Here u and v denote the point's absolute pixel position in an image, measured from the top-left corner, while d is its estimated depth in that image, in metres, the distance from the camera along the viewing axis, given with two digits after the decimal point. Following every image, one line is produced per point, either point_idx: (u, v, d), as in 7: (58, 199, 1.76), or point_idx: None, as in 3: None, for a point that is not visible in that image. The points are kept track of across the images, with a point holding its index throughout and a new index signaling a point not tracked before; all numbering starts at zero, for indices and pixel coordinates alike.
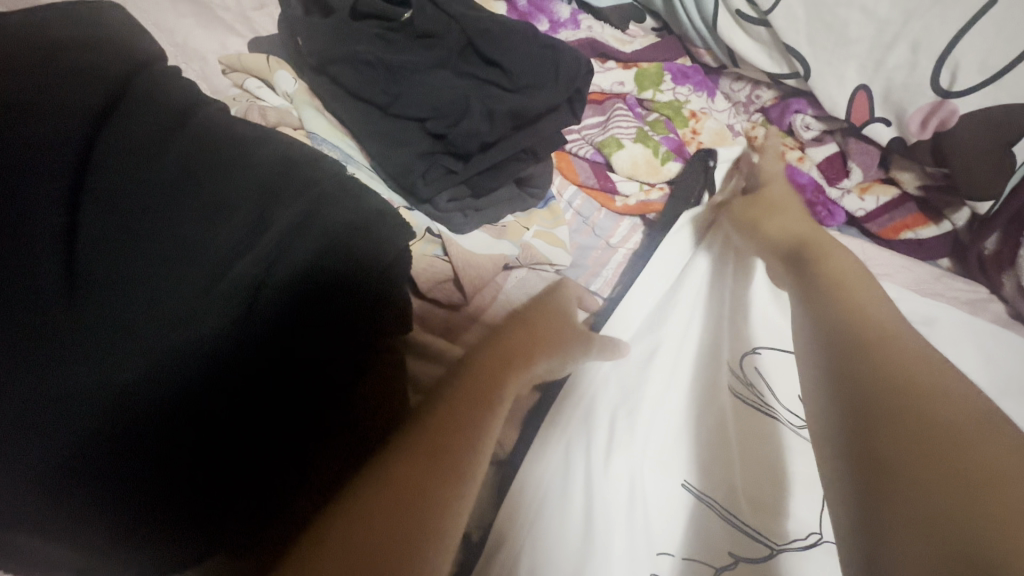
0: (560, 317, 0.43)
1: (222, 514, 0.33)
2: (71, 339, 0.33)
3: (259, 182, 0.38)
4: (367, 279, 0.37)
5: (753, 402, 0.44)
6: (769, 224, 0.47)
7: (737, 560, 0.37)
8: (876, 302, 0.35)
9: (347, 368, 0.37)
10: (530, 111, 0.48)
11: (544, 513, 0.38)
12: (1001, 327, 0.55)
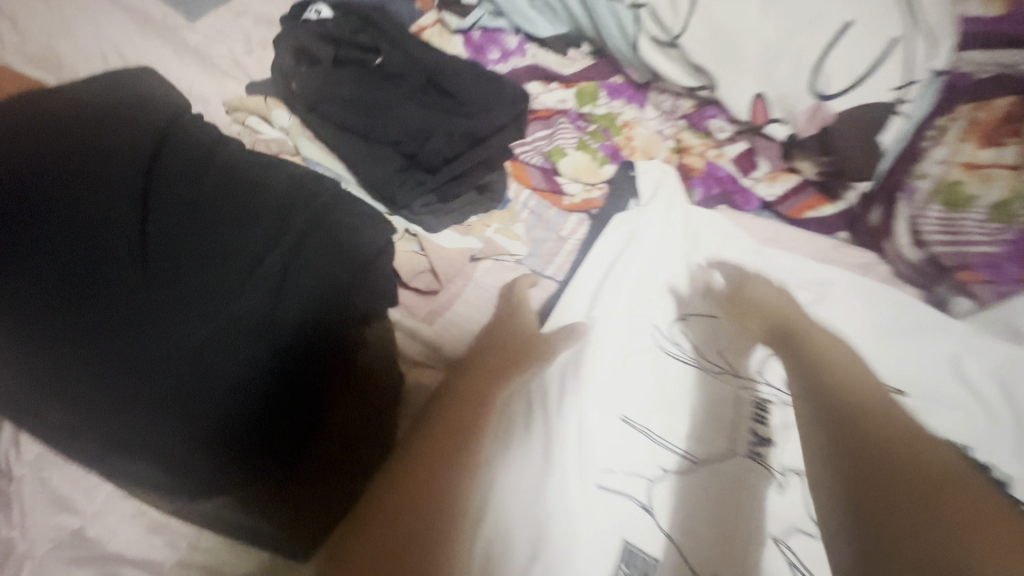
0: (521, 331, 0.54)
1: (258, 437, 0.41)
2: (142, 308, 0.43)
3: (275, 195, 0.50)
4: (362, 260, 0.48)
5: (679, 354, 0.56)
6: (760, 316, 0.58)
7: (669, 472, 0.48)
8: (834, 350, 0.53)
9: (350, 329, 0.47)
10: (479, 131, 0.60)
11: (511, 442, 0.47)
12: (885, 284, 0.66)
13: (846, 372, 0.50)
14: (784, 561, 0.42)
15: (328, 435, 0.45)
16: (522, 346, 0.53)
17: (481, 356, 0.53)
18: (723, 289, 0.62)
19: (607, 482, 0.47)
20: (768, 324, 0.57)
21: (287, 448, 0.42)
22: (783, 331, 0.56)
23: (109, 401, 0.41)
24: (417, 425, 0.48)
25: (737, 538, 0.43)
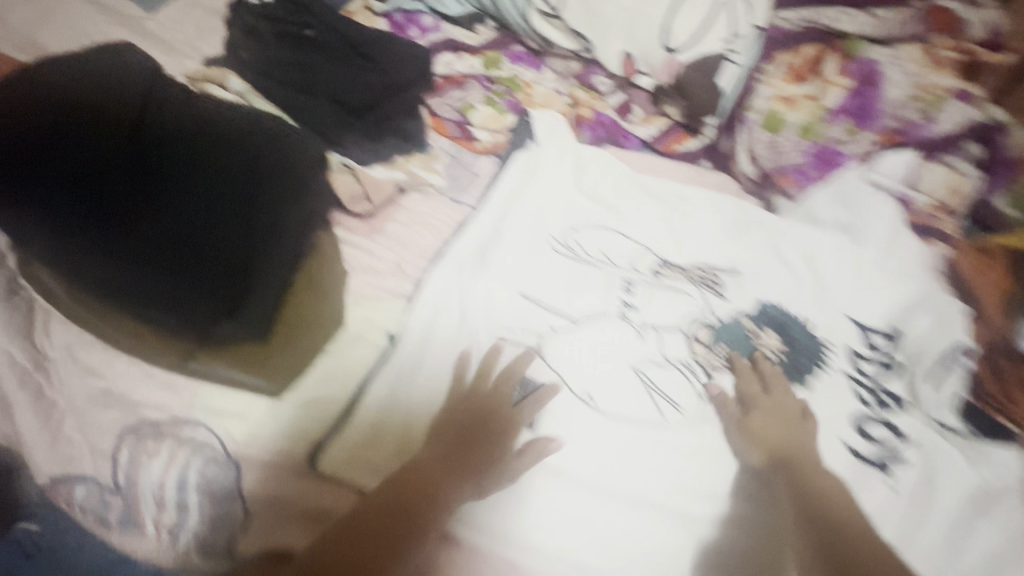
0: (498, 409, 0.58)
1: (232, 291, 0.55)
2: (133, 200, 0.56)
3: (238, 125, 0.64)
4: (309, 173, 0.64)
5: (566, 251, 0.73)
6: (763, 440, 0.60)
7: (556, 330, 0.65)
8: (820, 475, 0.58)
9: (301, 222, 0.61)
10: (396, 85, 0.79)
11: (435, 314, 0.63)
12: (738, 197, 0.83)
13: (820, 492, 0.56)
14: (639, 379, 0.64)
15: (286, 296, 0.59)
16: (485, 399, 0.58)
17: (454, 434, 0.56)
18: (733, 403, 0.63)
19: (512, 339, 0.63)
20: (774, 440, 0.60)
21: (254, 301, 0.56)
22: (783, 452, 0.59)
23: (112, 264, 0.54)
24: (360, 301, 0.63)
25: (610, 374, 0.63)
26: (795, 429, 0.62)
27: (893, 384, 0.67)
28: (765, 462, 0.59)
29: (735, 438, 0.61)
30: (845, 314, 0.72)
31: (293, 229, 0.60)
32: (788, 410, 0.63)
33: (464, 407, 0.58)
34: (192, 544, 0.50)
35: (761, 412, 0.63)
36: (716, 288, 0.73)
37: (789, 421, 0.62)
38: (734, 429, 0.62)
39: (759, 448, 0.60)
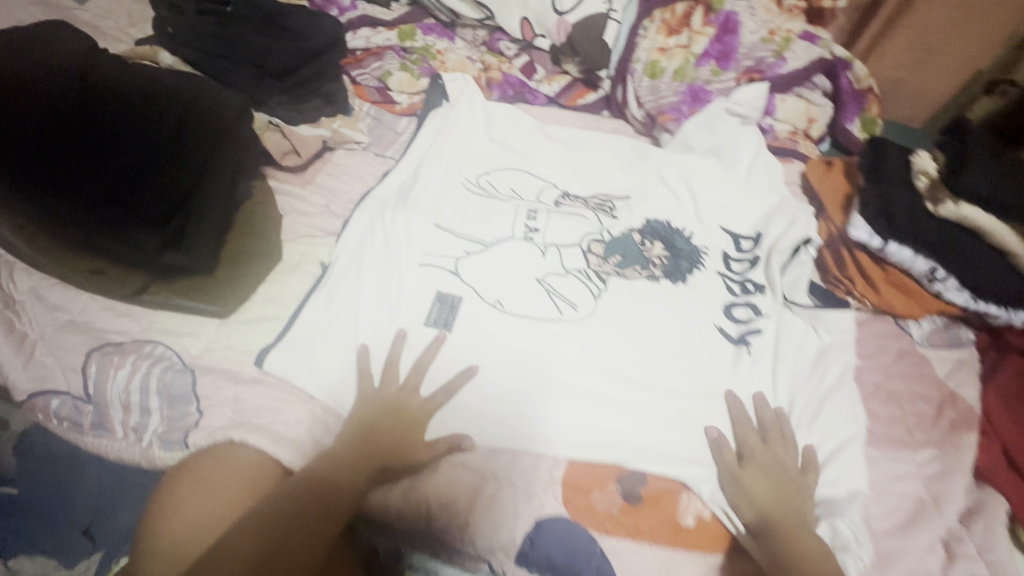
0: (412, 428, 0.61)
1: (176, 220, 0.63)
2: (78, 148, 0.63)
3: (169, 84, 0.71)
4: (237, 119, 0.71)
5: (478, 190, 0.84)
6: (760, 502, 0.59)
7: (470, 254, 0.75)
8: (807, 540, 0.56)
9: (234, 163, 0.69)
10: (311, 49, 0.85)
11: (361, 243, 0.73)
12: (632, 138, 0.96)
13: (805, 558, 0.54)
14: (542, 287, 0.74)
15: (225, 225, 0.66)
16: (399, 432, 0.60)
17: (364, 451, 0.58)
18: (730, 456, 0.63)
19: (432, 262, 0.73)
20: (769, 501, 0.59)
21: (196, 229, 0.64)
22: (777, 514, 0.58)
23: (66, 203, 0.61)
24: (297, 237, 0.73)
25: (517, 284, 0.74)
26: (791, 491, 0.61)
27: (756, 273, 0.81)
28: (756, 518, 0.58)
29: (735, 498, 0.60)
30: (719, 225, 0.85)
31: (226, 167, 0.68)
32: (785, 470, 0.62)
33: (382, 403, 0.61)
34: (154, 440, 0.58)
35: (760, 473, 0.61)
36: (610, 211, 0.86)
37: (786, 480, 0.61)
38: (736, 490, 0.60)
39: (755, 504, 0.59)
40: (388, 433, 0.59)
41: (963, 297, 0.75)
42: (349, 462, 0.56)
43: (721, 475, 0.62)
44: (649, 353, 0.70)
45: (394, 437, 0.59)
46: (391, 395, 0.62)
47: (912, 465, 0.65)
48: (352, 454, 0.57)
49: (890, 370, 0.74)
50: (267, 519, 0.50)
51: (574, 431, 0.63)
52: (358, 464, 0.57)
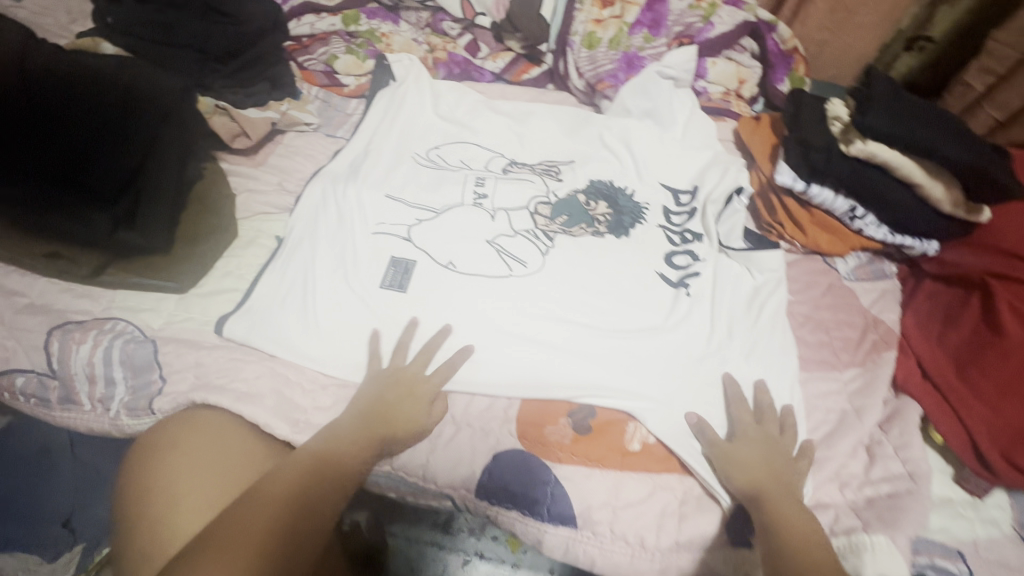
0: (411, 406, 0.61)
1: (124, 200, 0.64)
2: (17, 129, 0.62)
3: (108, 68, 0.71)
4: (180, 104, 0.73)
5: (427, 163, 0.88)
6: (747, 472, 0.59)
7: (422, 221, 0.79)
8: (791, 508, 0.57)
9: (179, 143, 0.71)
10: (250, 31, 0.85)
11: (315, 215, 0.76)
12: (575, 108, 1.00)
13: (790, 525, 0.55)
14: (492, 248, 0.78)
15: (175, 204, 0.69)
16: (401, 416, 0.60)
17: (368, 425, 0.58)
18: (712, 435, 0.63)
19: (385, 231, 0.76)
20: (757, 472, 0.59)
21: (144, 207, 0.65)
22: (763, 484, 0.58)
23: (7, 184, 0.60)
24: (252, 214, 0.76)
25: (468, 246, 0.78)
26: (782, 467, 0.61)
27: (694, 223, 0.86)
28: (744, 486, 0.59)
29: (724, 468, 0.61)
30: (658, 182, 0.90)
31: (172, 148, 0.70)
32: (774, 444, 0.63)
33: (385, 382, 0.63)
34: (122, 409, 0.61)
35: (748, 444, 0.62)
36: (556, 175, 0.90)
37: (775, 456, 0.62)
38: (726, 459, 0.61)
39: (743, 473, 0.59)
40: (389, 410, 0.60)
41: (882, 231, 0.81)
42: (353, 448, 0.56)
43: (709, 447, 0.63)
44: (601, 304, 0.74)
45: (397, 413, 0.60)
46: (394, 377, 0.63)
47: (837, 382, 0.72)
48: (357, 438, 0.57)
49: (818, 302, 0.80)
50: (268, 508, 0.49)
51: (549, 375, 0.67)
52: (362, 448, 0.57)
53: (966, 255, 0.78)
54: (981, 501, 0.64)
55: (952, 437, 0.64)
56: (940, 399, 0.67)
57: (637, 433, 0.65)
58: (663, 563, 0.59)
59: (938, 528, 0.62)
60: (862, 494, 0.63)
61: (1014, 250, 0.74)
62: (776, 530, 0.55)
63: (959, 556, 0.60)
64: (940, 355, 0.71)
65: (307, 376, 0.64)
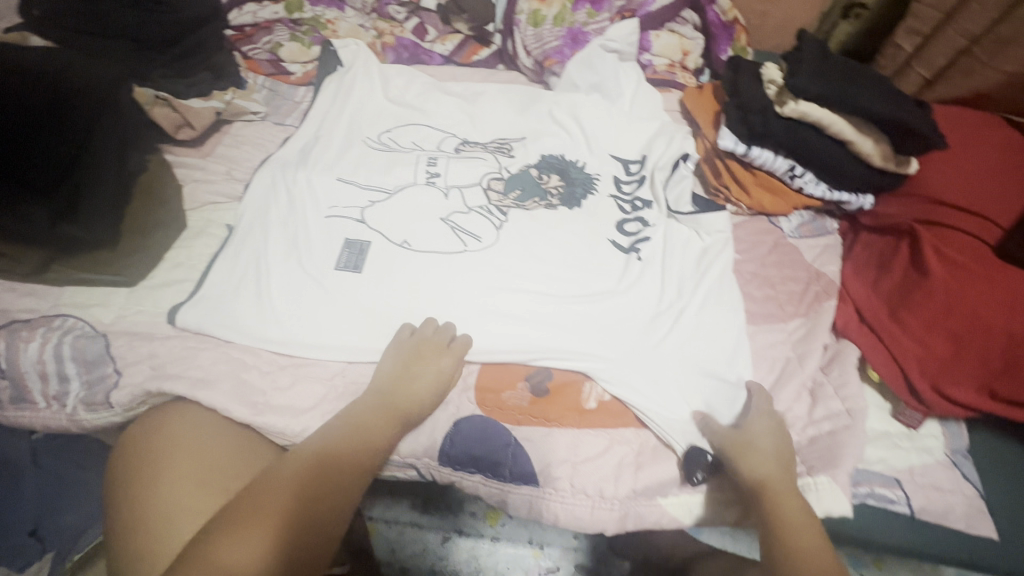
0: (422, 385, 0.62)
1: (62, 193, 0.63)
2: None
3: (32, 61, 0.69)
4: (115, 93, 0.71)
5: (379, 146, 0.88)
6: (757, 471, 0.58)
7: (374, 203, 0.79)
8: (796, 504, 0.56)
9: (117, 134, 0.69)
10: (187, 19, 0.82)
11: (267, 201, 0.76)
12: (525, 87, 1.01)
13: (794, 526, 0.54)
14: (447, 225, 0.79)
15: (116, 194, 0.67)
16: (421, 393, 0.61)
17: (386, 404, 0.60)
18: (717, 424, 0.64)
19: (338, 214, 0.77)
20: (767, 470, 0.58)
21: (84, 200, 0.64)
22: (771, 485, 0.57)
23: None
24: (201, 204, 0.76)
25: (422, 225, 0.79)
26: (786, 460, 0.61)
27: (644, 192, 0.88)
28: (753, 482, 0.58)
29: (732, 459, 0.60)
30: (609, 153, 0.92)
31: (111, 141, 0.68)
32: (786, 441, 0.63)
33: (403, 353, 0.64)
34: (78, 404, 0.60)
35: (754, 441, 0.61)
36: (508, 151, 0.91)
37: (780, 450, 0.61)
38: (737, 452, 0.60)
39: (754, 469, 0.59)
40: (409, 384, 0.61)
41: (821, 189, 0.84)
42: (372, 427, 0.57)
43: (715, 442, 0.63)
44: (565, 275, 0.76)
45: (409, 394, 0.61)
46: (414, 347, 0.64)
47: (782, 333, 0.75)
48: (377, 417, 0.58)
49: (764, 260, 0.84)
50: (282, 493, 0.50)
51: (506, 341, 0.69)
52: (382, 424, 0.58)
53: (894, 205, 0.82)
54: (917, 432, 0.68)
55: (886, 375, 0.68)
56: (875, 340, 0.71)
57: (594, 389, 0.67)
58: (624, 510, 0.61)
59: (877, 459, 0.66)
60: (807, 435, 0.67)
61: (937, 197, 0.77)
62: (779, 530, 0.54)
63: (896, 483, 0.65)
64: (874, 300, 0.74)
65: (265, 359, 0.65)
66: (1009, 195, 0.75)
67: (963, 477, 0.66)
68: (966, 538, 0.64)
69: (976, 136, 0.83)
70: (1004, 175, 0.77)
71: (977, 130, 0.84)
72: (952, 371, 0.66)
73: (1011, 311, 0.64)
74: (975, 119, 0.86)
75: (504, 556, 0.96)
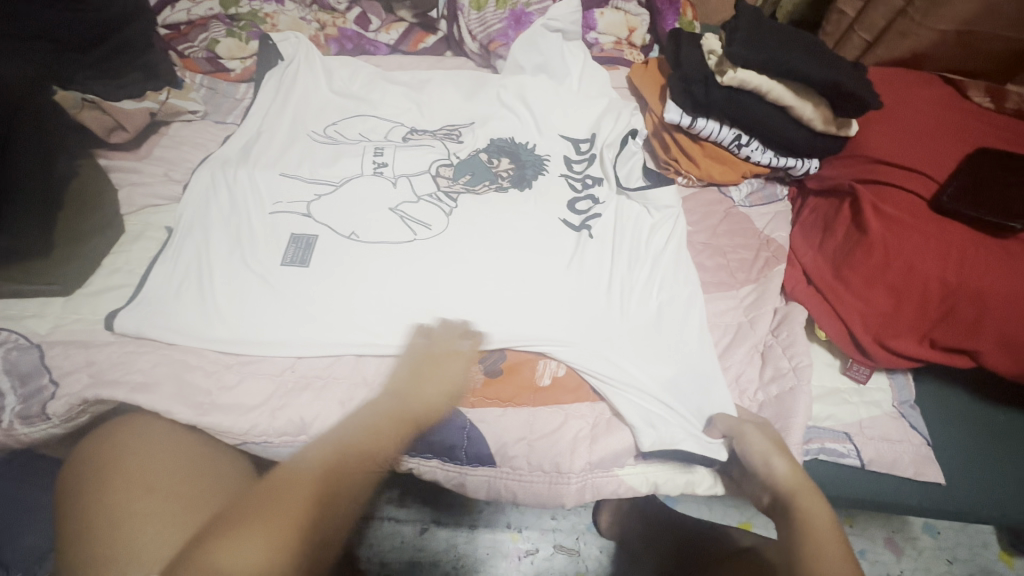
0: (434, 388, 0.62)
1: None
2: None
3: None
4: (34, 97, 0.67)
5: (325, 139, 0.86)
6: (785, 473, 0.58)
7: (320, 196, 0.78)
8: (821, 510, 0.55)
9: (41, 141, 0.65)
10: (112, 17, 0.79)
11: (207, 200, 0.74)
12: (474, 72, 1.00)
13: (819, 528, 0.53)
14: (395, 215, 0.78)
15: (44, 202, 0.64)
16: (436, 396, 0.62)
17: (400, 407, 0.59)
18: (752, 426, 0.63)
19: (283, 209, 0.75)
20: (797, 474, 0.58)
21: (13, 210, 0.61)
22: (801, 489, 0.57)
23: None
24: (139, 208, 0.75)
25: (371, 215, 0.78)
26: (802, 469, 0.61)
27: (595, 170, 0.88)
28: (784, 484, 0.57)
29: (765, 454, 0.60)
30: (558, 133, 0.92)
31: (36, 147, 0.64)
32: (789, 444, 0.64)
33: (419, 356, 0.65)
34: (14, 419, 0.57)
35: (777, 443, 0.61)
36: (456, 137, 0.90)
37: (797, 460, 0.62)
38: (768, 452, 0.60)
39: (785, 471, 0.58)
40: (423, 385, 0.62)
41: (768, 155, 0.85)
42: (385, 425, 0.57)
43: (744, 438, 0.62)
44: (519, 258, 0.75)
45: (422, 397, 0.61)
46: (426, 350, 0.65)
47: (734, 300, 0.76)
48: (390, 416, 0.58)
49: (716, 230, 0.85)
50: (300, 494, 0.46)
51: (458, 325, 0.68)
52: (395, 422, 0.58)
53: (837, 168, 0.84)
54: (865, 386, 0.70)
55: (833, 332, 0.70)
56: (821, 300, 0.72)
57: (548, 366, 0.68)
58: (580, 484, 0.63)
59: (827, 416, 0.67)
60: (757, 398, 0.68)
61: (876, 155, 0.79)
62: (804, 531, 0.53)
63: (846, 438, 0.66)
64: (820, 260, 0.76)
65: (210, 361, 0.63)
66: (945, 148, 0.77)
67: (912, 427, 0.68)
68: (915, 485, 0.66)
69: (914, 95, 0.85)
70: (940, 130, 0.79)
71: (915, 88, 0.86)
72: (894, 324, 0.68)
73: (944, 260, 0.66)
74: (914, 79, 0.88)
75: (483, 542, 0.96)
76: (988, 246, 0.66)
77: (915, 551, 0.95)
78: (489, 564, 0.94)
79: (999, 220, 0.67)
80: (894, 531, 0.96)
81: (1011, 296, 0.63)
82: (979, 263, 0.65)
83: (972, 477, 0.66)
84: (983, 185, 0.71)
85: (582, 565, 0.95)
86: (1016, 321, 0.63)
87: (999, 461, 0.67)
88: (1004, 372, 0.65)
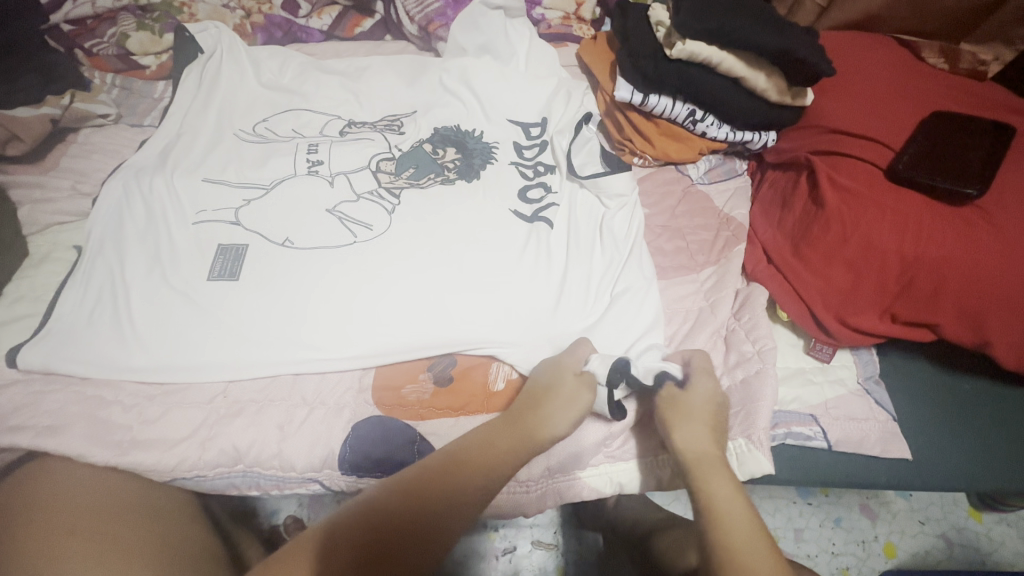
0: (545, 412, 0.57)
1: None
2: None
3: None
4: None
5: (253, 138, 0.79)
6: (695, 441, 0.55)
7: (250, 201, 0.72)
8: (728, 489, 0.51)
9: None
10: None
11: (124, 210, 0.68)
12: (415, 56, 0.94)
13: (719, 509, 0.49)
14: (333, 216, 0.72)
15: None
16: (553, 421, 0.57)
17: (510, 434, 0.55)
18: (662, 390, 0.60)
19: (208, 217, 0.69)
20: (708, 450, 0.54)
21: None
22: (699, 464, 0.53)
23: None
24: (45, 227, 0.69)
25: (306, 218, 0.71)
26: (713, 430, 0.56)
27: (547, 156, 0.84)
28: (693, 459, 0.54)
29: (670, 423, 0.57)
30: (506, 118, 0.87)
31: None
32: (724, 408, 0.59)
33: (543, 379, 0.60)
34: None
35: (699, 413, 0.57)
36: (398, 128, 0.84)
37: (713, 425, 0.57)
38: (682, 420, 0.57)
39: (695, 445, 0.55)
40: (545, 414, 0.57)
41: (723, 131, 0.82)
42: (494, 458, 0.52)
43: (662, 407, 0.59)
44: (474, 256, 0.70)
45: (535, 416, 0.56)
46: (545, 379, 0.59)
47: (694, 284, 0.74)
48: (504, 455, 0.53)
49: (674, 211, 0.81)
50: (371, 521, 0.45)
51: (407, 334, 0.64)
52: (500, 462, 0.52)
53: (794, 139, 0.81)
54: (830, 365, 0.69)
55: (794, 313, 0.68)
56: (780, 279, 0.71)
57: (580, 352, 0.62)
58: (542, 489, 0.62)
59: (793, 399, 0.66)
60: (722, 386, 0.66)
61: (835, 126, 0.76)
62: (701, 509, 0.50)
63: (813, 420, 0.65)
64: (779, 237, 0.73)
65: (132, 396, 0.59)
66: (902, 115, 0.74)
67: (877, 403, 0.66)
68: (881, 462, 0.65)
69: (870, 59, 0.81)
70: (895, 94, 0.76)
71: (871, 52, 0.82)
72: (855, 300, 0.66)
73: (902, 231, 0.64)
74: (868, 41, 0.84)
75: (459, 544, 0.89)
76: (944, 216, 0.64)
77: (889, 515, 0.95)
78: (467, 566, 0.88)
79: (954, 187, 0.65)
80: (868, 497, 0.96)
81: (969, 265, 0.61)
82: (936, 234, 0.63)
83: (938, 450, 0.65)
84: (938, 151, 0.69)
85: (561, 559, 0.89)
86: (974, 292, 0.61)
87: (961, 430, 0.66)
88: (965, 341, 0.64)
